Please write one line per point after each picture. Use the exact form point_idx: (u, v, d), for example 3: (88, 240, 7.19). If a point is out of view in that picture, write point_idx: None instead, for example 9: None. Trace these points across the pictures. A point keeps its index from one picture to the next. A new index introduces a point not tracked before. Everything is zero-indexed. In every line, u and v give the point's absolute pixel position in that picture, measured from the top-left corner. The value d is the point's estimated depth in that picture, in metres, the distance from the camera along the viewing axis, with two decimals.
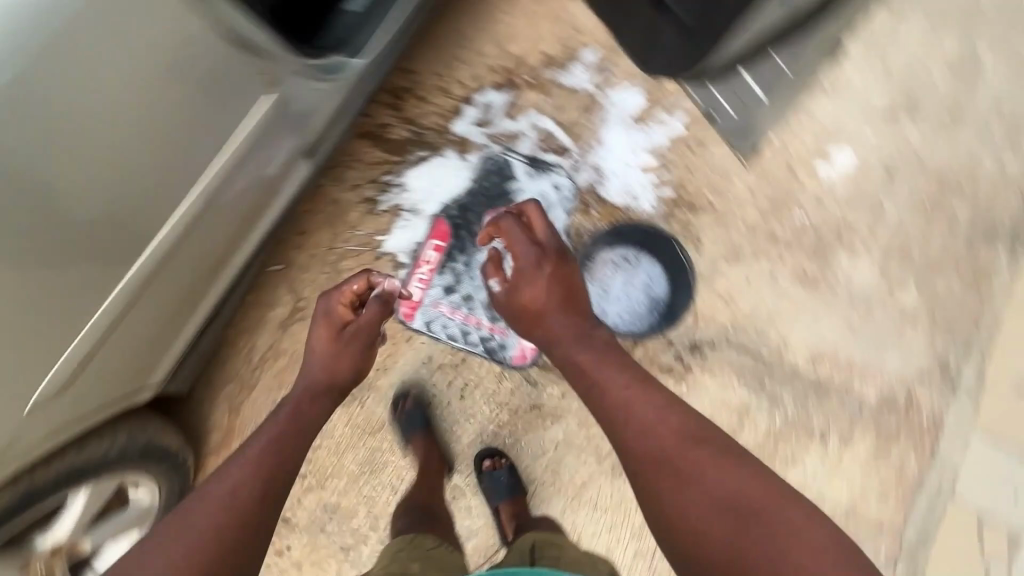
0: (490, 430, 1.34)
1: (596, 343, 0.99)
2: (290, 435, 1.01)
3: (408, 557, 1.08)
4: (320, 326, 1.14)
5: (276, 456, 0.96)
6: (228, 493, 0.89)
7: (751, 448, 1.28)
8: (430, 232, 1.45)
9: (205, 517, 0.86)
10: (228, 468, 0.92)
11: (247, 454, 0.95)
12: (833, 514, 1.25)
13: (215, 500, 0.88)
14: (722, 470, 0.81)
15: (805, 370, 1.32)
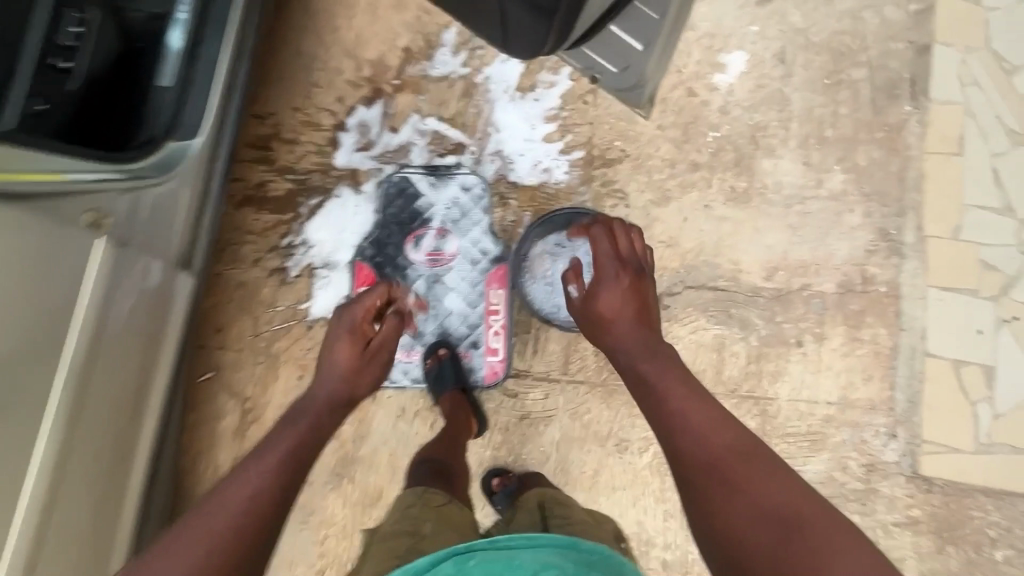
0: (489, 456, 1.29)
1: (662, 355, 1.01)
2: (308, 437, 0.96)
3: (421, 515, 0.93)
4: (349, 339, 1.10)
5: (293, 461, 0.91)
6: (240, 500, 0.82)
7: (737, 378, 1.29)
8: (354, 280, 1.34)
9: (209, 528, 0.79)
10: (245, 470, 0.86)
11: (267, 455, 0.89)
12: (829, 410, 1.29)
13: (227, 505, 0.82)
14: (812, 503, 0.76)
15: (764, 285, 1.32)
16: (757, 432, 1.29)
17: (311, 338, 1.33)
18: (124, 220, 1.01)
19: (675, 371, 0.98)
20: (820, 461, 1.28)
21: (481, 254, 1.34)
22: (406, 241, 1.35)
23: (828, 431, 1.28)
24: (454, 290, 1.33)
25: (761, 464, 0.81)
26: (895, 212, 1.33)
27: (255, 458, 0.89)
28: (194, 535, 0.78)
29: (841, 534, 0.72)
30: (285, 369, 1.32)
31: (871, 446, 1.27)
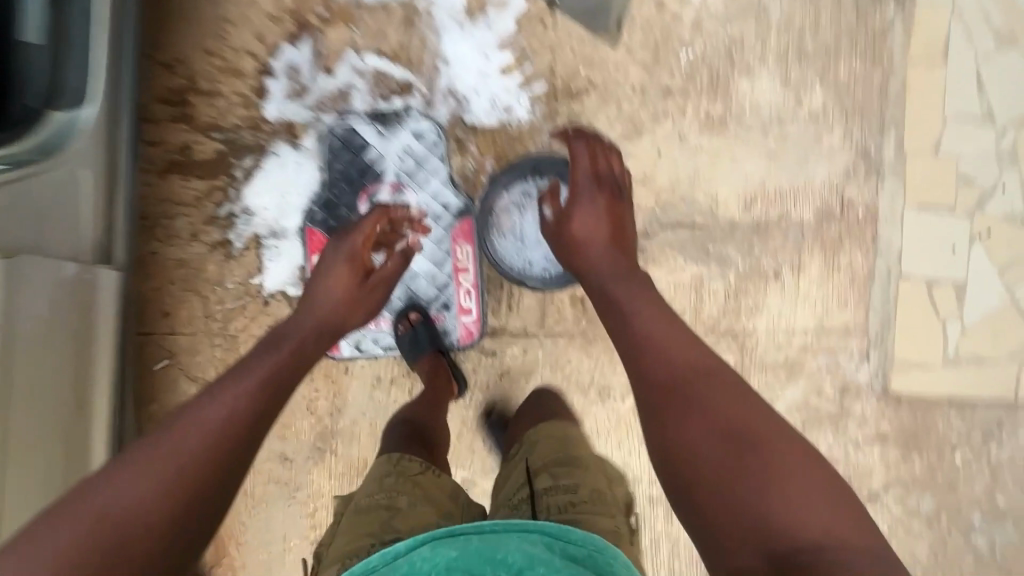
0: (472, 416, 1.27)
1: (634, 281, 0.97)
2: (293, 365, 0.91)
3: (396, 488, 0.86)
4: (345, 265, 1.05)
5: (276, 387, 0.86)
6: (221, 420, 0.78)
7: (715, 315, 1.27)
8: (308, 248, 1.22)
9: (186, 446, 0.74)
10: (227, 387, 0.82)
11: (249, 377, 0.84)
12: (806, 338, 1.29)
13: (208, 423, 0.77)
14: (767, 432, 0.75)
15: (742, 218, 1.26)
16: (736, 366, 1.29)
17: (270, 314, 1.23)
18: (4, 199, 0.97)
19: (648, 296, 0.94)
20: (797, 388, 1.30)
21: (443, 208, 1.23)
22: (358, 200, 1.22)
23: (805, 359, 1.29)
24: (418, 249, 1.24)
25: (729, 391, 0.79)
26: (874, 129, 1.26)
27: (235, 374, 0.84)
28: (166, 453, 0.73)
29: (794, 474, 0.72)
30: (246, 349, 1.23)
31: (845, 369, 1.30)
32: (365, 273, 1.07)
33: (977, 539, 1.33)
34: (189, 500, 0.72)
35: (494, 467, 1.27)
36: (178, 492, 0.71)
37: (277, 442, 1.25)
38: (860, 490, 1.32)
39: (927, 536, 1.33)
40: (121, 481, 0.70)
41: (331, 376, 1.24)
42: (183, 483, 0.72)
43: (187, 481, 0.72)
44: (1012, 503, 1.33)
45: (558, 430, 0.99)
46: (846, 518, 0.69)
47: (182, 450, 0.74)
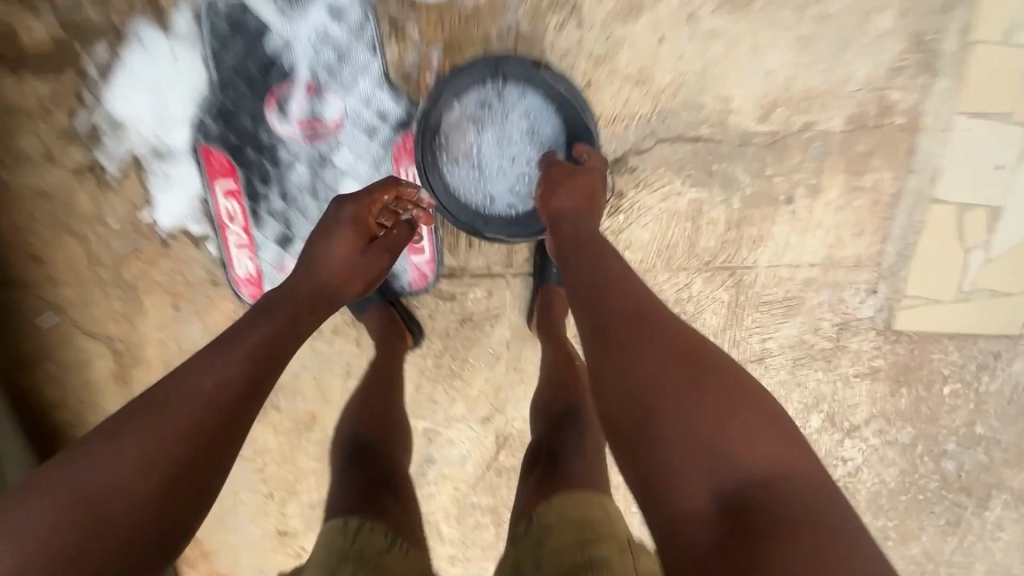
0: (431, 365, 1.12)
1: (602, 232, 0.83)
2: (290, 327, 0.71)
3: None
4: (350, 229, 0.82)
5: (274, 354, 0.67)
6: (204, 394, 0.59)
7: (713, 247, 1.08)
8: (206, 174, 0.95)
9: (164, 423, 0.56)
10: (216, 349, 0.63)
11: (240, 342, 0.65)
12: (811, 272, 1.13)
13: (191, 394, 0.59)
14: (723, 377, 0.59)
15: (757, 129, 1.02)
16: (729, 305, 1.14)
17: (173, 257, 1.00)
18: None
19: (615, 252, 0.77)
20: (793, 326, 1.17)
21: (378, 117, 0.95)
22: (264, 108, 0.93)
23: (807, 294, 1.14)
24: (350, 175, 0.97)
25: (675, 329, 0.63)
26: (937, 8, 0.98)
27: (228, 336, 0.66)
28: (135, 433, 0.55)
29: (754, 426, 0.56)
30: (151, 299, 1.01)
31: (847, 305, 1.16)
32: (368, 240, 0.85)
33: (947, 465, 1.33)
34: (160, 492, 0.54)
35: (457, 417, 1.16)
36: (150, 481, 0.54)
37: None
38: (841, 423, 1.27)
39: (898, 463, 1.32)
40: (83, 466, 0.53)
41: None
42: (156, 469, 0.54)
43: (159, 467, 0.55)
44: (989, 431, 1.30)
45: (583, 517, 0.70)
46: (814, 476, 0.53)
47: (157, 429, 0.56)
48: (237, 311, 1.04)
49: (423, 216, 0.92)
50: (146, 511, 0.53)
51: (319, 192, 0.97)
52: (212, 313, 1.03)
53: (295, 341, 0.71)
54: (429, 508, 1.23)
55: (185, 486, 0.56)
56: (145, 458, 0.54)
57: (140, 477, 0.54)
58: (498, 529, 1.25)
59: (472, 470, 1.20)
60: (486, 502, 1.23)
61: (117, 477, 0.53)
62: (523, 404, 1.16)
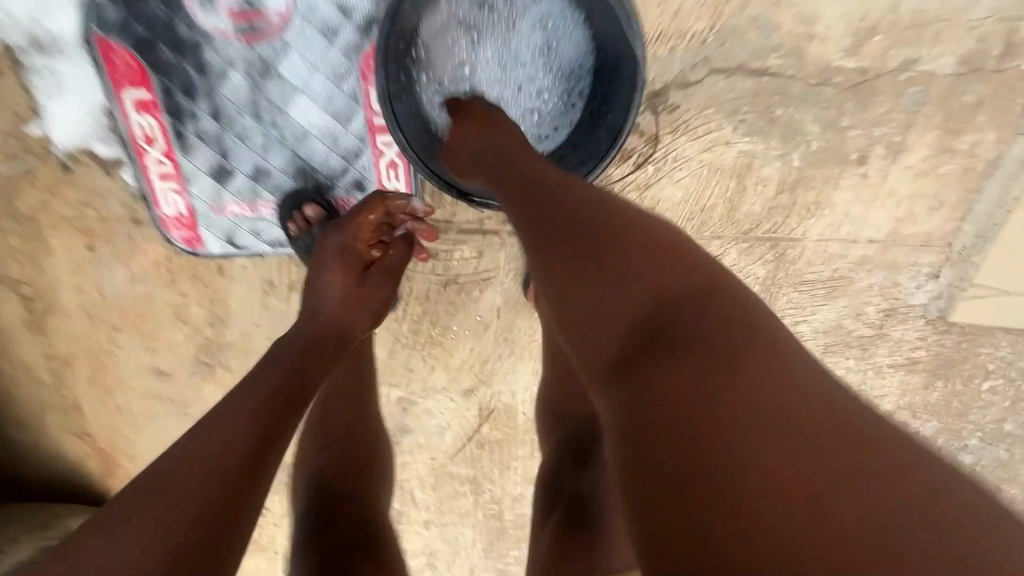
0: (407, 331, 0.97)
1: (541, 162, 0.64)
2: (296, 374, 0.61)
3: None
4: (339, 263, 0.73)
5: (280, 405, 0.57)
6: (203, 459, 0.49)
7: (758, 213, 0.88)
8: (109, 77, 0.71)
9: (157, 499, 0.46)
10: (211, 414, 0.54)
11: (237, 399, 0.55)
12: (868, 250, 0.93)
13: (202, 445, 0.51)
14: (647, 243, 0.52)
15: (840, 64, 0.78)
16: (765, 282, 0.95)
17: (80, 185, 0.79)
18: None
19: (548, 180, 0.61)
20: (833, 310, 0.99)
21: (339, 12, 0.71)
22: None
23: (856, 275, 0.96)
24: (303, 90, 0.74)
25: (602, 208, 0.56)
26: None
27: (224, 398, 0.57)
28: (124, 521, 0.45)
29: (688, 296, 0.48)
30: (59, 234, 0.81)
31: (900, 289, 0.98)
32: (362, 269, 0.75)
33: (965, 458, 1.16)
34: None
35: (436, 387, 1.01)
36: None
37: (144, 354, 0.92)
38: None
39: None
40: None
41: (200, 275, 0.86)
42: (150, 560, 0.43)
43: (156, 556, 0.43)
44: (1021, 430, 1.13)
45: None
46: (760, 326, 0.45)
47: (152, 510, 0.46)
48: (168, 257, 0.84)
49: (423, 229, 0.79)
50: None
51: (263, 112, 0.75)
52: (138, 257, 0.84)
53: (304, 388, 0.61)
54: (404, 475, 1.12)
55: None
56: (140, 548, 0.43)
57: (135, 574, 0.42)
58: (477, 497, 1.14)
59: (450, 442, 1.07)
60: (466, 472, 1.11)
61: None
62: (511, 378, 1.01)
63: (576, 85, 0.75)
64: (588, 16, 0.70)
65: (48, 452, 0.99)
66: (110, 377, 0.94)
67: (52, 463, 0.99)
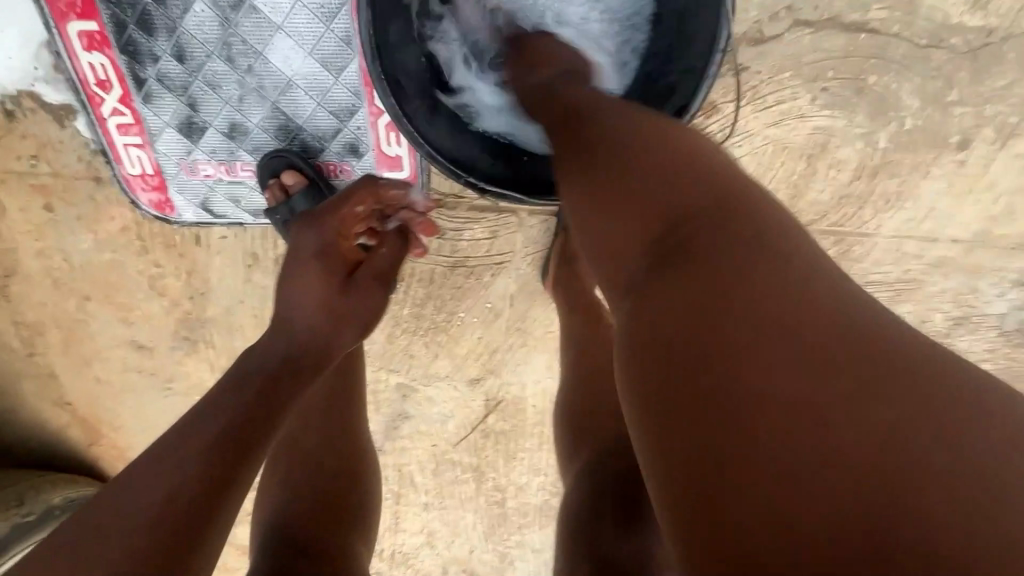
0: (409, 313, 0.87)
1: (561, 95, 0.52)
2: (285, 372, 0.53)
3: None
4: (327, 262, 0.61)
5: (266, 409, 0.49)
6: (172, 480, 0.42)
7: (830, 201, 0.73)
8: (48, 4, 0.60)
9: (117, 526, 0.39)
10: (186, 420, 0.46)
11: (215, 402, 0.48)
12: (949, 250, 0.79)
13: (186, 441, 0.44)
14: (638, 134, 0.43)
15: (958, 21, 0.63)
16: None
17: (29, 135, 0.67)
18: None
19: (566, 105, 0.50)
20: (896, 316, 0.85)
21: None
22: None
23: (933, 277, 0.81)
24: (283, 28, 0.61)
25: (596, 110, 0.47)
26: None
27: (201, 399, 0.49)
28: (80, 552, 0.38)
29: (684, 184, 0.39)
30: (12, 188, 0.71)
31: (978, 297, 0.84)
32: (348, 272, 0.63)
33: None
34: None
35: (439, 374, 0.92)
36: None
37: (117, 326, 0.82)
38: None
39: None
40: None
41: (172, 244, 0.75)
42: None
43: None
44: None
45: None
46: (762, 206, 0.37)
47: (110, 538, 0.39)
48: (137, 222, 0.73)
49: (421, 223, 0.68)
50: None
51: (236, 54, 0.63)
52: (103, 221, 0.73)
53: (295, 388, 0.53)
54: (402, 460, 1.03)
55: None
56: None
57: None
58: (479, 484, 1.05)
59: (452, 431, 0.99)
60: (468, 461, 1.02)
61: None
62: (521, 369, 0.91)
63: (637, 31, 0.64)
64: None
65: (20, 420, 0.91)
66: (81, 348, 0.84)
67: (24, 432, 0.92)
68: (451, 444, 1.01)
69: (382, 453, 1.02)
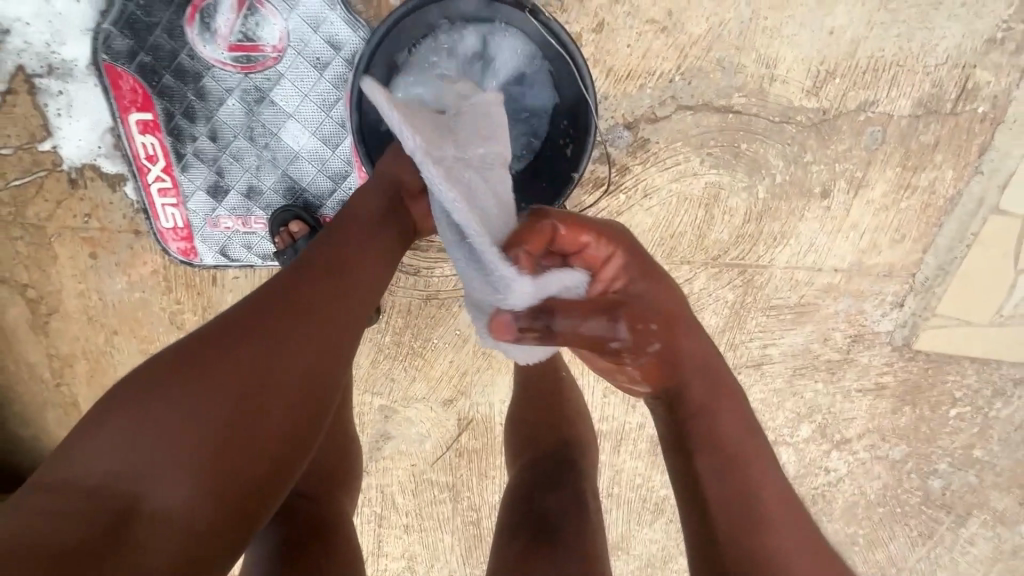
0: (390, 341, 1.02)
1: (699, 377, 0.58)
2: (377, 272, 0.62)
3: None
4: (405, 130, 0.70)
5: (364, 310, 0.58)
6: (296, 354, 0.50)
7: (727, 240, 0.92)
8: (115, 100, 0.79)
9: (246, 377, 0.47)
10: (304, 298, 0.53)
11: (327, 283, 0.56)
12: (833, 278, 0.96)
13: (277, 352, 0.49)
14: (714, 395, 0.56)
15: (802, 103, 0.84)
16: (733, 305, 0.97)
17: (86, 198, 0.84)
18: None
19: (677, 376, 0.59)
20: (801, 336, 1.00)
21: (330, 47, 0.78)
22: (182, 20, 0.76)
23: (824, 301, 0.98)
24: (293, 116, 0.81)
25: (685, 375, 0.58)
26: None
27: (294, 304, 0.53)
28: (215, 388, 0.46)
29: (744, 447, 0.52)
30: (67, 241, 0.87)
31: (866, 317, 0.99)
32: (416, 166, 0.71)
33: (933, 482, 1.10)
34: (242, 469, 0.45)
35: (416, 396, 1.06)
36: (231, 458, 0.45)
37: (139, 358, 0.96)
38: (832, 435, 1.08)
39: (883, 478, 1.11)
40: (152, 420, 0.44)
41: (193, 285, 0.90)
42: (234, 443, 0.45)
43: (240, 443, 0.45)
44: (988, 456, 1.09)
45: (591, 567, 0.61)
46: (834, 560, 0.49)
47: (240, 390, 0.47)
48: (165, 266, 0.89)
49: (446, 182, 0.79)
50: (223, 498, 0.44)
51: (257, 134, 0.81)
52: (137, 266, 0.89)
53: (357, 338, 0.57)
54: (385, 481, 1.13)
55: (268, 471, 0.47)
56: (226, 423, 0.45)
57: (222, 449, 0.44)
58: (455, 504, 1.15)
59: (429, 450, 1.10)
60: (445, 480, 1.13)
61: (193, 444, 0.44)
62: (488, 390, 1.06)
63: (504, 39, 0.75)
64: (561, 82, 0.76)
65: (42, 447, 1.02)
66: (104, 379, 0.97)
67: (44, 458, 1.02)
68: (427, 464, 1.12)
69: (367, 473, 1.12)
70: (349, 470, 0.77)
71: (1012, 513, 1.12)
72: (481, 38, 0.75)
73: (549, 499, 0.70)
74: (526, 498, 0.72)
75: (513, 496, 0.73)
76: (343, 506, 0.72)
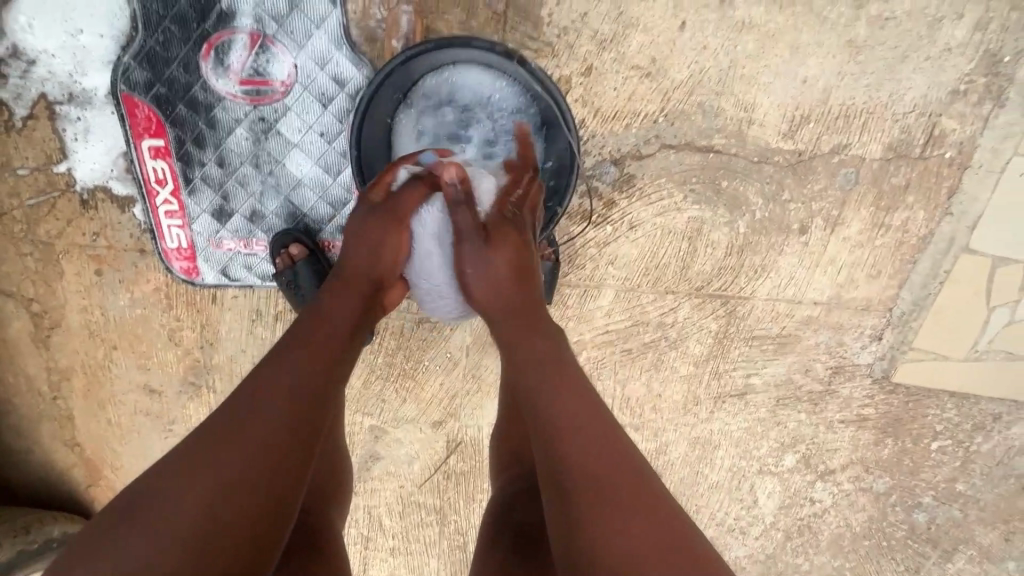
0: (382, 361, 1.05)
1: (521, 320, 0.68)
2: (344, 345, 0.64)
3: None
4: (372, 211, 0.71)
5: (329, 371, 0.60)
6: (258, 418, 0.53)
7: (709, 274, 0.95)
8: (130, 128, 0.83)
9: (215, 458, 0.50)
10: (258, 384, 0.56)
11: (290, 356, 0.59)
12: (813, 310, 0.99)
13: (239, 431, 0.52)
14: (559, 396, 0.59)
15: (779, 145, 0.89)
16: (716, 335, 1.00)
17: (96, 218, 0.88)
18: None
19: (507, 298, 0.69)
20: (783, 365, 1.03)
21: (335, 83, 0.83)
22: (197, 55, 0.81)
23: (804, 333, 1.01)
24: (297, 146, 0.85)
25: (513, 311, 0.69)
26: (1012, 23, 0.84)
27: (251, 386, 0.56)
28: (189, 478, 0.49)
29: (590, 457, 0.54)
30: (74, 259, 0.90)
31: (847, 349, 1.02)
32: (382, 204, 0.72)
33: (918, 515, 1.12)
34: (237, 518, 0.48)
35: (407, 417, 1.08)
36: (213, 521, 0.47)
37: (137, 374, 0.98)
38: (816, 466, 1.10)
39: (867, 510, 1.12)
40: (122, 537, 0.46)
41: (193, 302, 0.93)
42: (216, 510, 0.48)
43: (229, 505, 0.48)
44: (971, 490, 1.10)
45: None
46: (640, 467, 0.56)
47: (216, 468, 0.50)
48: (167, 284, 0.92)
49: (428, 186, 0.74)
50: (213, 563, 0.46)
51: (262, 162, 0.86)
52: (140, 284, 0.92)
53: (330, 393, 0.59)
54: (373, 502, 1.14)
55: (264, 517, 0.50)
56: (204, 500, 0.48)
57: (212, 517, 0.47)
58: (443, 527, 1.15)
59: (417, 471, 1.11)
60: (432, 502, 1.14)
61: (179, 529, 0.46)
62: (476, 413, 1.08)
63: (484, 78, 0.80)
64: (548, 131, 0.81)
65: (34, 460, 1.03)
66: (101, 394, 0.99)
67: (36, 472, 1.03)
68: (415, 486, 1.13)
69: (356, 494, 1.13)
70: (344, 485, 0.79)
71: (998, 549, 1.13)
72: (477, 86, 0.81)
73: (527, 512, 0.72)
74: (508, 512, 0.74)
75: (498, 512, 0.76)
76: (333, 522, 0.73)
